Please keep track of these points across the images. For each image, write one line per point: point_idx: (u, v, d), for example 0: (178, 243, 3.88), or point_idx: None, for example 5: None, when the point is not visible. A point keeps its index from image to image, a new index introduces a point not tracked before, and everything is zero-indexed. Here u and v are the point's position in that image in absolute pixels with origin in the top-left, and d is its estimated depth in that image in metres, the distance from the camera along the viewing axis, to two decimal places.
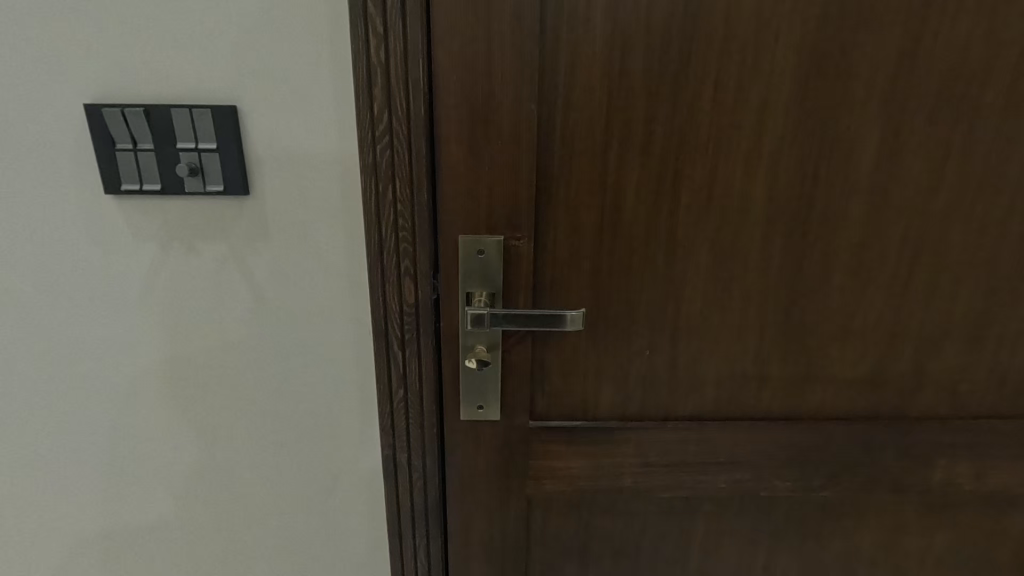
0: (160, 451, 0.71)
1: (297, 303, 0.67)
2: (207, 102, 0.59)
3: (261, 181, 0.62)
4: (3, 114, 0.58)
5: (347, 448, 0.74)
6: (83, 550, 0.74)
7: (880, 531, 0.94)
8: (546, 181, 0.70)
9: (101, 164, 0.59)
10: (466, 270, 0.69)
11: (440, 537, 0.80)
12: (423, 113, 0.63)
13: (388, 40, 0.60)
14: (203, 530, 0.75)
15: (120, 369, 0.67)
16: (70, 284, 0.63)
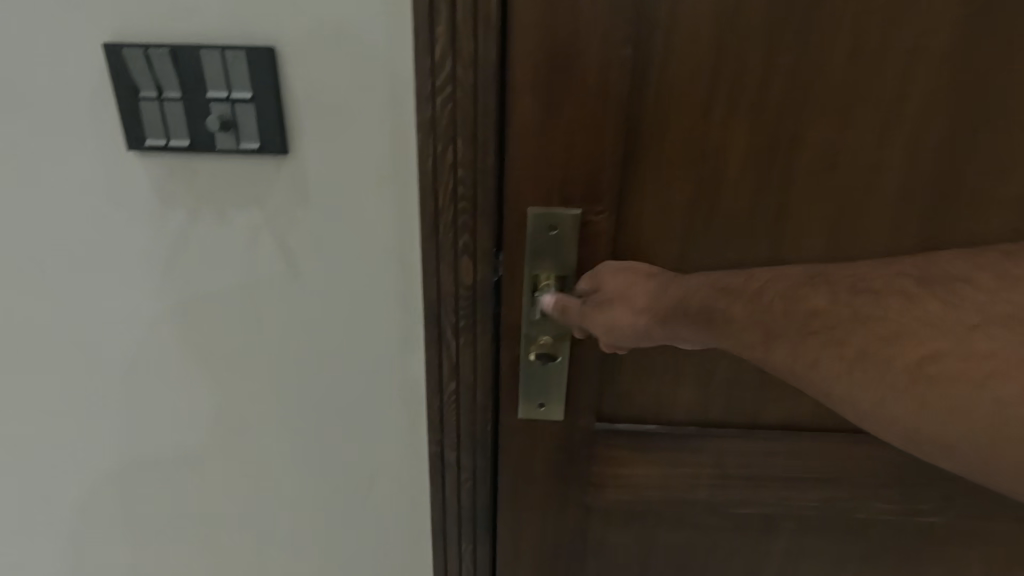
0: (196, 431, 0.66)
1: (338, 279, 0.59)
2: (241, 43, 0.51)
3: (301, 139, 0.54)
4: (17, 57, 0.51)
5: (390, 438, 0.67)
6: (120, 532, 0.71)
7: (995, 565, 0.80)
8: (633, 143, 0.58)
9: (124, 116, 0.52)
10: (535, 248, 0.59)
11: (488, 539, 0.73)
12: (492, 59, 0.52)
13: None
14: (240, 517, 0.71)
15: (151, 343, 0.62)
16: (96, 250, 0.58)
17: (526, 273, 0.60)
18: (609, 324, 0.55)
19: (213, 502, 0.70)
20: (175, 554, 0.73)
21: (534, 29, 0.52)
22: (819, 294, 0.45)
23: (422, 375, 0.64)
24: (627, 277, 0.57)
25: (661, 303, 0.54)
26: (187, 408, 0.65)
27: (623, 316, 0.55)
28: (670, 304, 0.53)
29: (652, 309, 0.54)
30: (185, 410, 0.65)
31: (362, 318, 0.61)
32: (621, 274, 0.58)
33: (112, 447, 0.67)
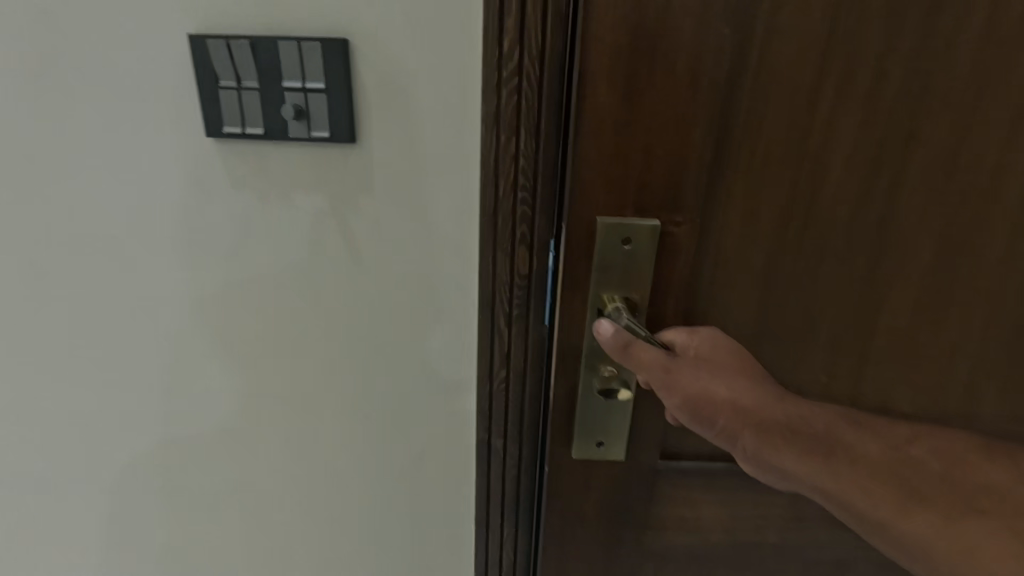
0: (256, 410, 0.68)
1: (398, 265, 0.59)
2: (316, 35, 0.51)
3: (369, 128, 0.54)
4: (108, 45, 0.53)
5: (438, 426, 0.67)
6: (179, 504, 0.74)
7: None
8: (722, 140, 0.52)
9: (206, 104, 0.54)
10: (605, 260, 0.55)
11: (529, 531, 0.71)
12: (562, 47, 0.50)
13: None
14: (291, 495, 0.73)
15: (214, 321, 0.64)
16: (169, 231, 0.60)
17: (593, 281, 0.56)
18: (694, 399, 0.54)
19: (267, 478, 0.72)
20: (224, 527, 0.75)
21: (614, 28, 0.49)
22: (985, 471, 0.50)
23: (473, 364, 0.64)
24: (725, 358, 0.55)
25: (764, 414, 0.53)
26: (247, 386, 0.67)
27: (713, 402, 0.54)
28: (773, 421, 0.53)
29: (751, 415, 0.53)
30: (245, 387, 0.67)
31: (419, 308, 0.61)
32: (714, 348, 0.56)
33: (175, 423, 0.70)
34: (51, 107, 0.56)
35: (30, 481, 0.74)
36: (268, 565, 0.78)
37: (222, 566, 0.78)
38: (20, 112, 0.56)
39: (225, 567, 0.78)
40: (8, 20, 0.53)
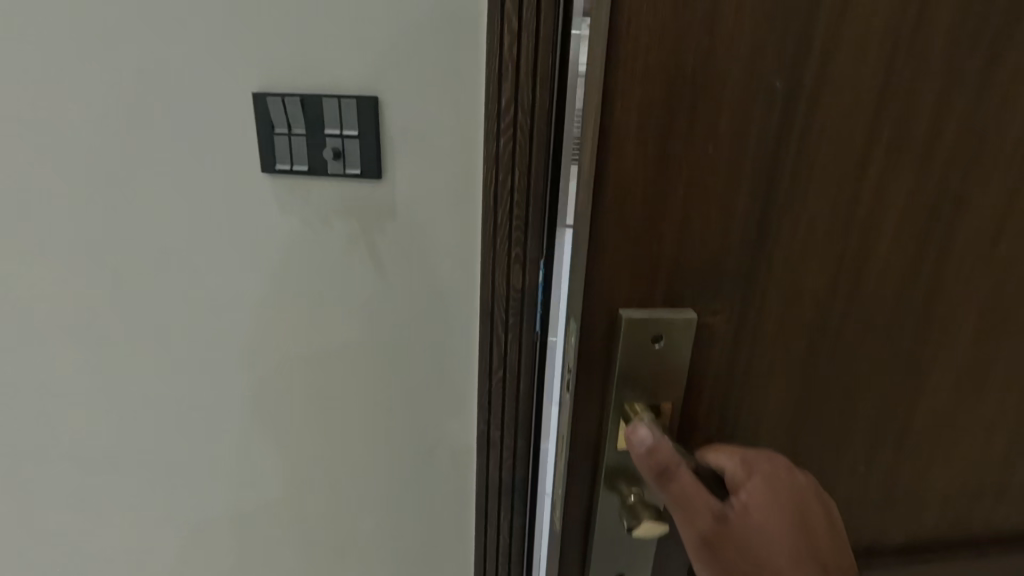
0: (290, 404, 0.79)
1: (415, 278, 0.70)
2: (353, 93, 0.63)
3: (393, 164, 0.65)
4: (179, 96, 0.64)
5: (445, 416, 0.77)
6: (220, 483, 0.85)
7: None
8: (763, 221, 0.49)
9: (262, 145, 0.66)
10: (633, 356, 0.52)
11: (524, 514, 0.77)
12: (552, 103, 0.59)
13: (522, 37, 0.57)
14: (319, 478, 0.83)
15: (254, 325, 0.74)
16: (221, 248, 0.71)
17: (618, 377, 0.53)
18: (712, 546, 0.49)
19: (298, 463, 0.82)
20: (257, 505, 0.86)
21: (649, 103, 0.44)
22: None
23: (474, 362, 0.73)
24: (772, 512, 0.49)
25: None
26: (283, 382, 0.78)
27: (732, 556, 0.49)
28: None
29: None
30: (282, 384, 0.78)
31: (431, 314, 0.71)
32: (768, 494, 0.49)
33: (221, 414, 0.80)
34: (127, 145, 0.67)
35: (91, 460, 0.84)
36: (297, 539, 0.88)
37: (255, 541, 0.89)
38: (104, 147, 0.67)
39: (257, 541, 0.89)
40: (95, 75, 0.64)
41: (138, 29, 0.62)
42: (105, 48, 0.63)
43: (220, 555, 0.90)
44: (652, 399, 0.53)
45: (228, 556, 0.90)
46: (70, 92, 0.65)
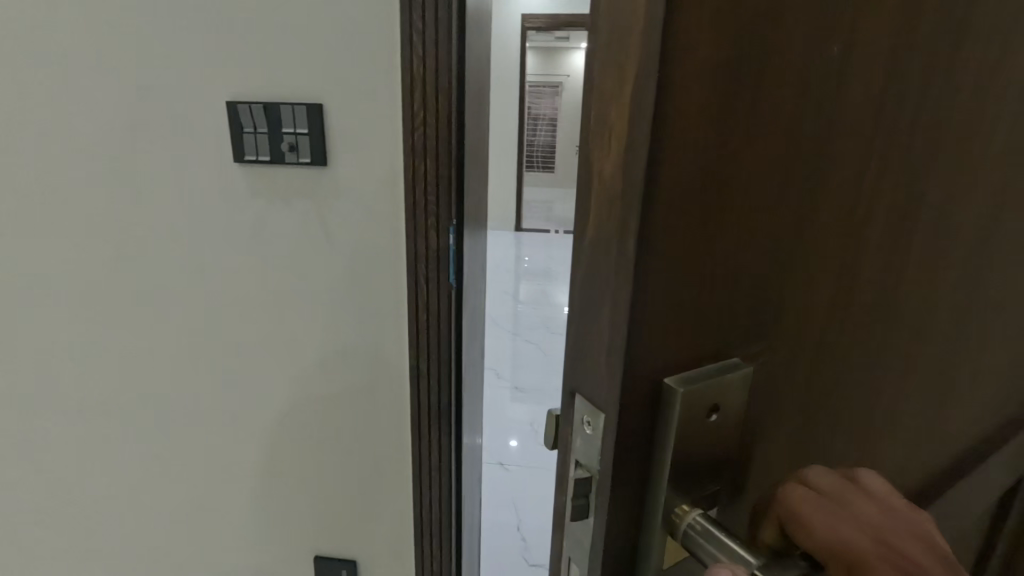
0: (259, 349, 0.98)
1: (355, 242, 0.89)
2: (303, 100, 0.83)
3: (335, 154, 0.85)
4: (174, 106, 0.85)
5: (384, 356, 0.95)
6: (202, 419, 1.03)
7: None
8: (839, 208, 0.31)
9: (235, 141, 0.85)
10: (683, 449, 0.28)
11: (451, 427, 0.99)
12: (450, 107, 0.81)
13: (425, 58, 0.78)
14: (284, 412, 1.02)
15: (231, 284, 0.94)
16: (206, 222, 0.91)
17: (668, 472, 0.28)
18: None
19: (267, 399, 1.01)
20: (236, 439, 1.04)
21: (717, 71, 0.23)
22: None
23: (403, 311, 0.92)
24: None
25: None
26: (253, 330, 0.96)
27: None
28: None
29: None
30: (253, 332, 0.97)
31: (368, 271, 0.90)
32: None
33: (204, 358, 0.99)
34: (133, 144, 0.87)
35: (96, 401, 1.03)
36: (266, 468, 1.06)
37: (230, 471, 1.06)
38: (116, 144, 0.88)
39: (232, 471, 1.06)
40: (110, 91, 0.85)
41: (148, 51, 0.83)
42: (120, 64, 0.84)
43: (205, 488, 1.08)
44: (702, 493, 0.30)
45: (207, 487, 1.08)
46: (90, 103, 0.86)
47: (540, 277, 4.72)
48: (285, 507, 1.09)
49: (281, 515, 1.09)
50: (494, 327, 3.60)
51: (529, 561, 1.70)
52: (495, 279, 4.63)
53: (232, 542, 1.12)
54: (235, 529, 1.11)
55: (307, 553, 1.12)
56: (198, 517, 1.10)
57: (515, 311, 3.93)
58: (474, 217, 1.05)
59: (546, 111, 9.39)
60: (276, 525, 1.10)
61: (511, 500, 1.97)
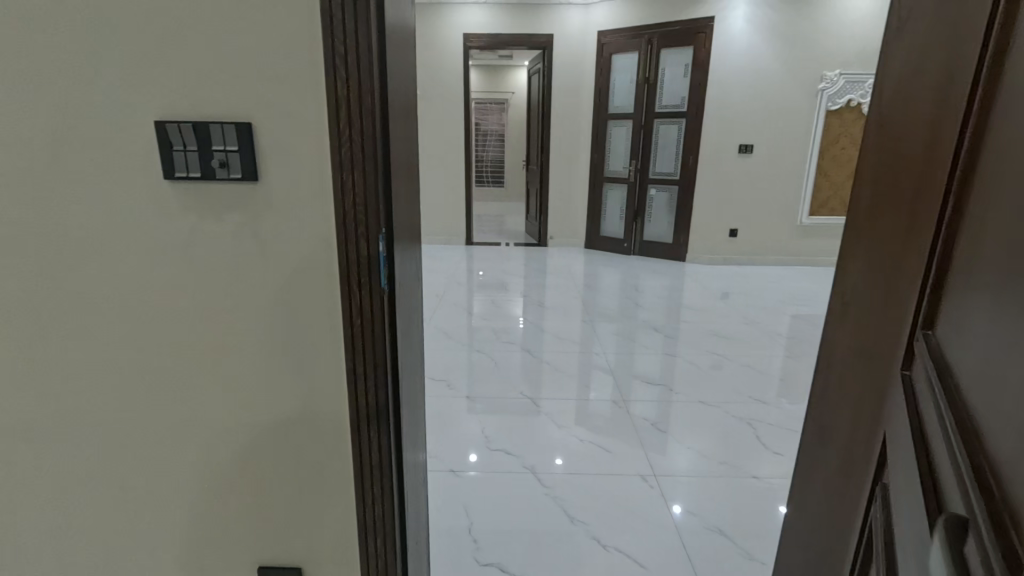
0: (194, 361, 0.99)
1: (288, 253, 0.93)
2: (231, 120, 0.87)
3: (265, 170, 0.89)
4: (99, 126, 0.87)
5: (322, 362, 0.99)
6: (135, 435, 1.03)
7: (826, 497, 1.17)
8: None
9: (163, 159, 0.88)
10: None
11: (391, 428, 1.04)
12: (375, 125, 0.87)
13: (348, 80, 0.84)
14: (222, 424, 1.03)
15: (162, 298, 0.96)
16: (135, 238, 0.92)
17: None
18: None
19: (204, 411, 1.02)
20: (172, 454, 1.05)
21: None
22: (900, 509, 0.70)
23: (338, 317, 0.96)
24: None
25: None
26: (187, 342, 0.98)
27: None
28: None
29: None
30: (186, 345, 0.98)
31: (303, 281, 0.94)
32: None
33: (135, 373, 0.99)
34: (56, 164, 0.89)
35: (19, 423, 1.01)
36: (206, 480, 1.07)
37: (167, 486, 1.06)
38: (39, 164, 0.89)
39: (169, 485, 1.06)
40: (33, 112, 0.87)
41: (70, 73, 0.85)
42: (42, 86, 0.86)
43: (140, 506, 1.07)
44: None
45: (142, 504, 1.07)
46: (10, 124, 0.87)
47: (492, 289, 4.80)
48: (226, 520, 1.10)
49: (223, 526, 1.10)
50: (447, 340, 3.64)
51: (480, 562, 1.75)
52: (447, 293, 4.68)
53: (170, 559, 1.11)
54: (174, 545, 1.10)
55: (251, 564, 1.12)
56: (134, 536, 1.09)
57: (467, 323, 3.98)
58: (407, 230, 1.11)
59: (493, 127, 9.55)
60: (219, 537, 1.11)
61: (464, 505, 2.00)
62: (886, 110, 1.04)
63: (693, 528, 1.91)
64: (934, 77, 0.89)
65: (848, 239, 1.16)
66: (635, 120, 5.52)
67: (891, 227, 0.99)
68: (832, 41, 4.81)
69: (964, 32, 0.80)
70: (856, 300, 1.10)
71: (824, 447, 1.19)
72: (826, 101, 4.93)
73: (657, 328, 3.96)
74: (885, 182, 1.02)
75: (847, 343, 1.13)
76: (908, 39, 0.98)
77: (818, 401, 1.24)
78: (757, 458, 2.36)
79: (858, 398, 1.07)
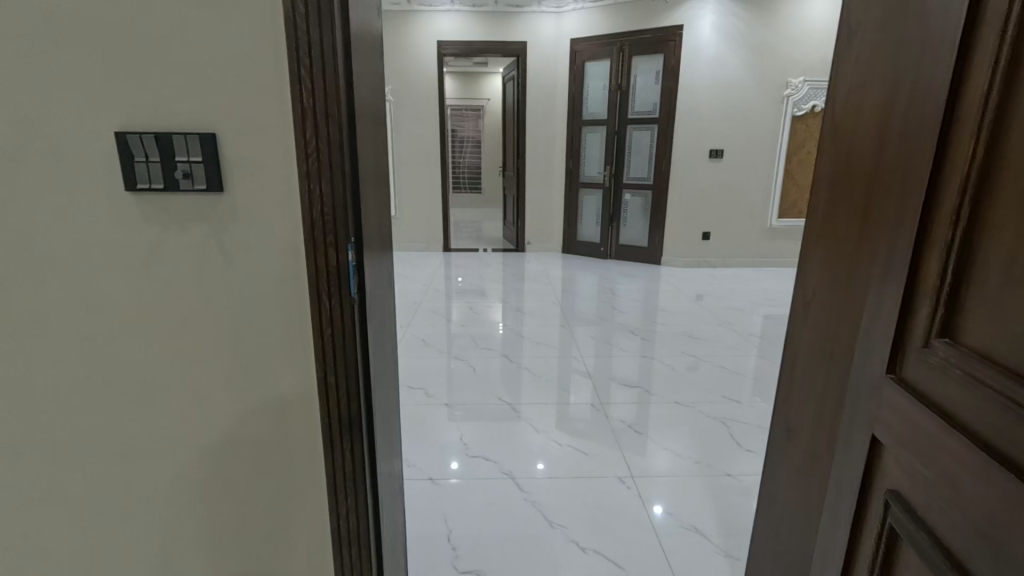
0: (159, 374, 0.97)
1: (256, 262, 0.92)
2: (195, 130, 0.86)
3: (230, 181, 0.88)
4: (55, 137, 0.86)
5: (293, 373, 0.98)
6: (97, 452, 1.00)
7: (792, 491, 1.20)
8: None
9: (124, 170, 0.87)
10: None
11: (364, 438, 1.03)
12: (342, 133, 0.88)
13: (315, 90, 0.84)
14: (188, 437, 1.01)
15: (124, 312, 0.94)
16: (94, 251, 0.91)
17: None
18: None
19: (169, 424, 1.00)
20: (137, 471, 1.02)
21: None
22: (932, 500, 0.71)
23: (308, 326, 0.95)
24: None
25: None
26: (151, 355, 0.96)
27: None
28: None
29: None
30: (149, 357, 0.96)
31: (273, 291, 0.93)
32: None
33: (96, 388, 0.97)
34: (9, 176, 0.87)
35: None
36: (174, 495, 1.04)
37: (132, 503, 1.04)
38: None
39: (134, 502, 1.04)
40: None
41: (24, 82, 0.84)
42: None
43: (103, 524, 1.04)
44: None
45: (104, 523, 1.04)
46: None
47: (470, 295, 4.80)
48: (194, 536, 1.07)
49: (193, 542, 1.08)
50: (426, 347, 3.63)
51: (459, 569, 1.74)
52: (425, 300, 4.66)
53: None
54: (141, 564, 1.07)
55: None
56: (99, 556, 1.06)
57: (446, 330, 3.98)
58: (377, 239, 1.11)
59: (470, 132, 9.57)
60: (187, 554, 1.08)
61: (443, 513, 1.99)
62: (838, 116, 1.09)
63: (671, 528, 1.94)
64: (882, 81, 0.94)
65: (805, 238, 1.20)
66: (609, 125, 5.60)
67: (847, 230, 1.02)
68: (795, 48, 4.96)
69: (913, 38, 0.85)
70: (815, 296, 1.14)
71: (789, 443, 1.23)
72: (792, 107, 5.08)
73: (634, 330, 4.01)
74: (838, 182, 1.07)
75: (808, 339, 1.16)
76: (857, 48, 1.03)
77: (782, 398, 1.28)
78: (732, 456, 2.41)
79: (819, 395, 1.11)
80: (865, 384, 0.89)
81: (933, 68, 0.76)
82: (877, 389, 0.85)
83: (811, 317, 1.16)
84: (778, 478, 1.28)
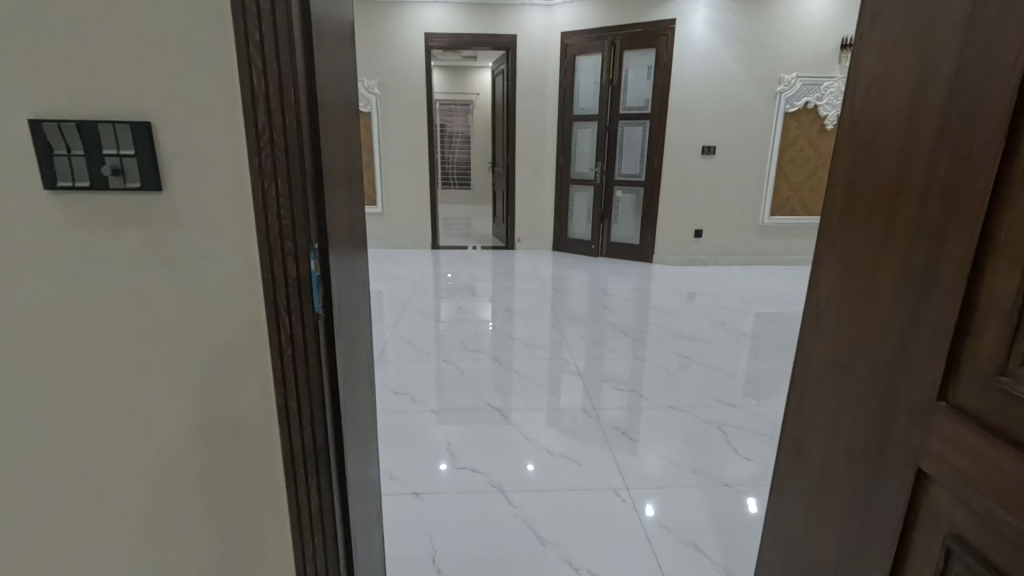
0: (93, 401, 0.85)
1: (206, 272, 0.80)
2: (126, 119, 0.74)
3: (170, 178, 0.76)
4: None
5: (251, 397, 0.87)
6: (23, 488, 0.88)
7: (803, 517, 1.11)
8: None
9: (42, 166, 0.74)
10: None
11: (332, 469, 0.92)
12: (302, 125, 0.76)
13: (268, 73, 0.72)
14: (134, 471, 0.89)
15: (50, 330, 0.81)
16: (10, 260, 0.78)
17: None
18: None
19: (110, 457, 0.88)
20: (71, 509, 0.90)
21: None
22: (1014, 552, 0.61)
23: (267, 345, 0.84)
24: None
25: None
26: (83, 378, 0.84)
27: None
28: None
29: None
30: (84, 382, 0.84)
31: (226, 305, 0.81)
32: None
33: (24, 417, 0.84)
34: None
35: None
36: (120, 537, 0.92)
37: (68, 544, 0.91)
38: None
39: (71, 543, 0.91)
40: None
41: None
42: None
43: (35, 568, 0.92)
44: None
45: (36, 567, 0.92)
46: None
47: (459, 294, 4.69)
48: None
49: None
50: (413, 349, 3.51)
51: None
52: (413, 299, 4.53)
53: None
54: None
55: None
56: None
57: (434, 330, 3.86)
58: (347, 244, 1.00)
59: (459, 127, 9.42)
60: None
61: (428, 530, 1.88)
62: (856, 108, 0.98)
63: (668, 543, 1.84)
64: (910, 69, 0.84)
65: (817, 242, 1.10)
66: (600, 121, 5.50)
67: (868, 235, 0.93)
68: (788, 43, 4.88)
69: (955, 18, 0.74)
70: (829, 306, 1.04)
71: (800, 465, 1.13)
72: (784, 103, 5.01)
73: (626, 330, 3.92)
74: (856, 181, 0.97)
75: (821, 352, 1.07)
76: (879, 32, 0.93)
77: (791, 415, 1.18)
78: (729, 464, 2.32)
79: (835, 415, 1.01)
80: (909, 410, 0.79)
81: (997, 50, 0.66)
82: (925, 418, 0.75)
83: (824, 329, 1.06)
84: (787, 501, 1.19)
